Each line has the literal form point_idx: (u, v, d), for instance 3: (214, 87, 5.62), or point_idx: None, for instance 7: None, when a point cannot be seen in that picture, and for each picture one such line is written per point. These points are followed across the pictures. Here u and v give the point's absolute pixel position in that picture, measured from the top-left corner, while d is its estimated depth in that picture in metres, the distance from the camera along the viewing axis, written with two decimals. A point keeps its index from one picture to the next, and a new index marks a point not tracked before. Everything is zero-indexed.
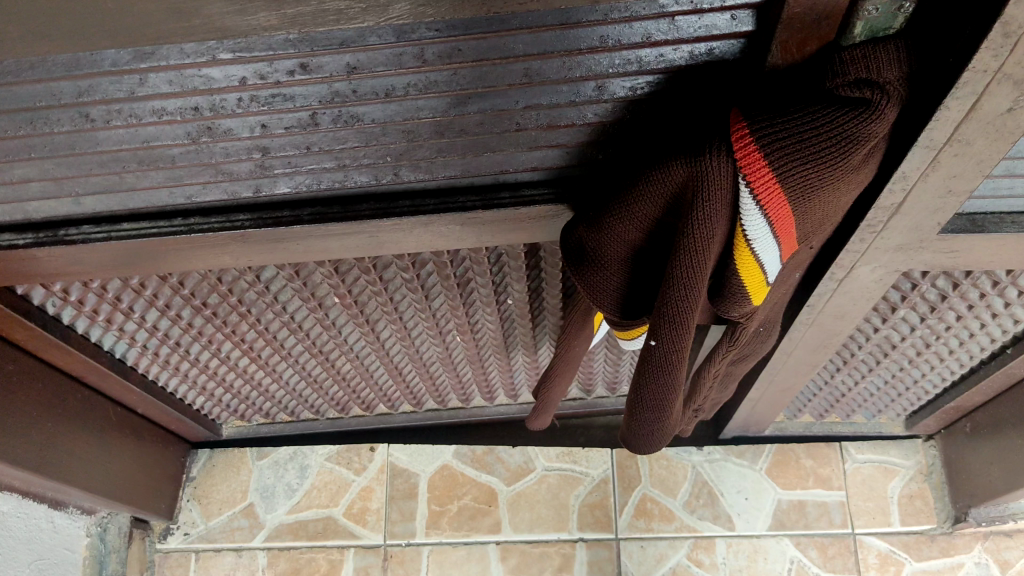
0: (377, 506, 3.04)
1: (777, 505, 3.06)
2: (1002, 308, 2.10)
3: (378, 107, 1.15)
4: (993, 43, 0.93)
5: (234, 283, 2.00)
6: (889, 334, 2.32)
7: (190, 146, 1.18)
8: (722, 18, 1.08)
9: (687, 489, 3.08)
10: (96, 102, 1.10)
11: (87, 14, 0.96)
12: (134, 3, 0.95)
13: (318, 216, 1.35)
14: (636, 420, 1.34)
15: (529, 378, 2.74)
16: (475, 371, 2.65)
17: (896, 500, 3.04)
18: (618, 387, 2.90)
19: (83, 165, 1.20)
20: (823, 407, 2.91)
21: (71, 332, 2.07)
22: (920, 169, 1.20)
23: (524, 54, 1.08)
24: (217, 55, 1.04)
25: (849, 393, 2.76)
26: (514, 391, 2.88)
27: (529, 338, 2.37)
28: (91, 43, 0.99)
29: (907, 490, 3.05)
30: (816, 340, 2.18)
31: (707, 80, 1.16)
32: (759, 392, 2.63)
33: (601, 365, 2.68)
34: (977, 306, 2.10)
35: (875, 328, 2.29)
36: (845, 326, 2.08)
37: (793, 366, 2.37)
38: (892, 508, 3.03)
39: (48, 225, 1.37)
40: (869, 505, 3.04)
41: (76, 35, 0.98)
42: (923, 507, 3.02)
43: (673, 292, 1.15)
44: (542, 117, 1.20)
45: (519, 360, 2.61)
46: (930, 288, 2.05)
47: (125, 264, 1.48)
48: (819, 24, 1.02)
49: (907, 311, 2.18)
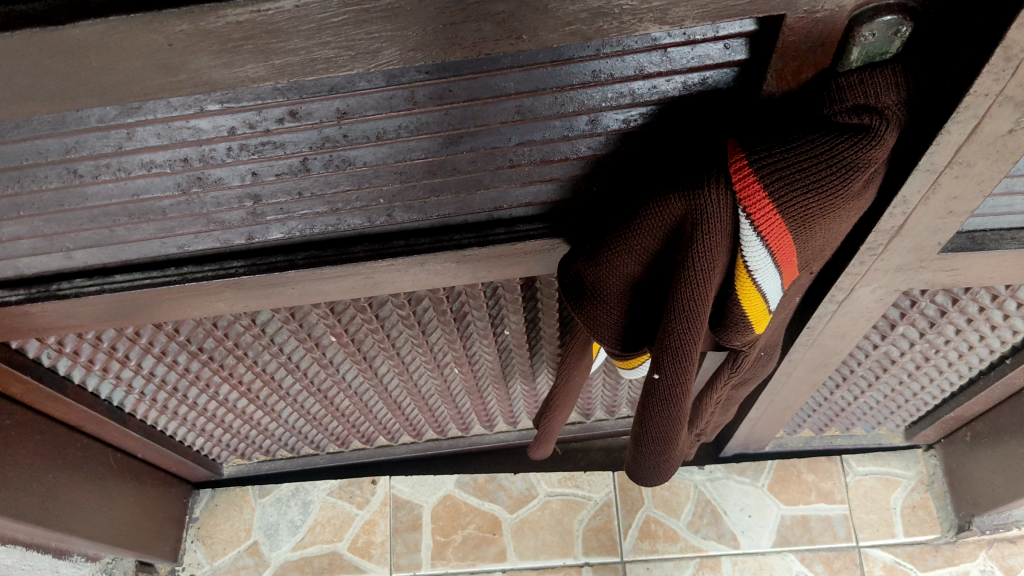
0: (381, 538, 3.00)
1: (780, 522, 3.02)
2: (1002, 320, 2.08)
3: (369, 149, 1.13)
4: (994, 67, 0.92)
5: (229, 328, 1.98)
6: (888, 349, 2.30)
7: (181, 197, 1.16)
8: (715, 48, 1.06)
9: (690, 509, 3.04)
10: (85, 157, 1.08)
11: (71, 74, 0.79)
12: (118, 62, 0.78)
13: (313, 259, 1.34)
14: (642, 451, 1.32)
15: (529, 406, 2.71)
16: (474, 401, 2.62)
17: (899, 511, 3.01)
18: (618, 410, 2.87)
19: (73, 220, 1.18)
20: (822, 422, 2.88)
21: (67, 382, 2.04)
22: (920, 193, 1.18)
23: (516, 92, 1.06)
24: (205, 106, 1.02)
25: (849, 408, 2.74)
26: (514, 419, 2.85)
27: (527, 368, 2.35)
28: (74, 102, 0.83)
29: (909, 500, 3.02)
30: (816, 360, 2.16)
31: (702, 110, 1.14)
32: (760, 410, 2.61)
33: (600, 390, 2.66)
34: (977, 319, 2.08)
35: (874, 345, 2.27)
36: (845, 345, 2.06)
37: (793, 385, 2.35)
38: (896, 519, 2.99)
39: (40, 280, 1.35)
40: (872, 517, 3.01)
41: (55, 93, 0.81)
42: (926, 517, 2.98)
43: (676, 325, 1.14)
44: (535, 153, 1.19)
45: (517, 388, 2.58)
46: (929, 304, 2.03)
47: (117, 317, 1.46)
48: (814, 51, 0.99)
49: (906, 328, 2.16)
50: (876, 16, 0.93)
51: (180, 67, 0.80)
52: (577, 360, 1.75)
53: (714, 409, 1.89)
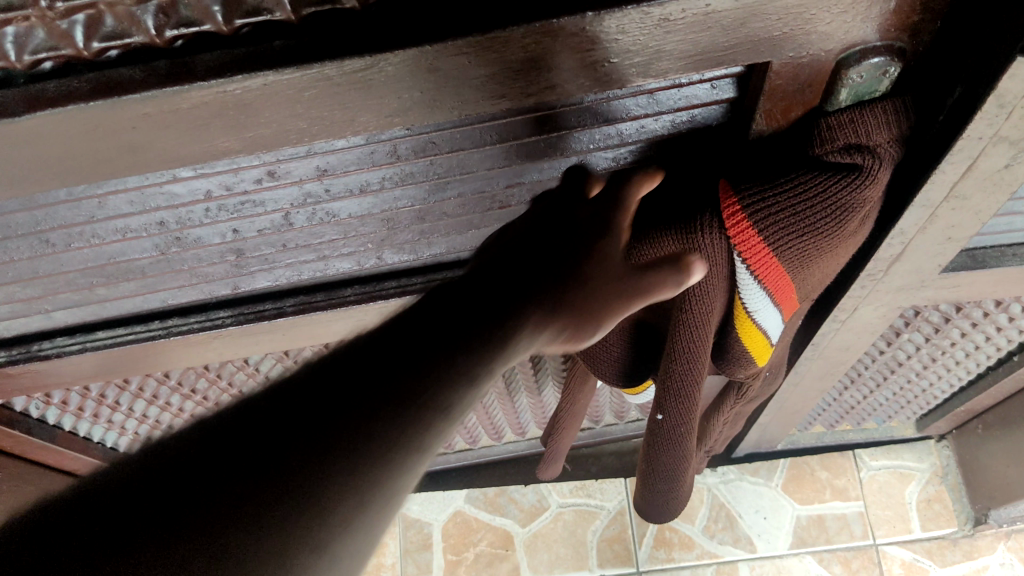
0: (391, 560, 3.06)
1: (796, 522, 2.99)
2: (1008, 322, 2.04)
3: (352, 202, 1.10)
4: (988, 113, 0.92)
5: (221, 369, 1.94)
6: (895, 354, 2.28)
7: (160, 257, 1.14)
8: (702, 88, 1.02)
9: (704, 514, 3.02)
10: (55, 228, 1.05)
11: (27, 158, 0.77)
12: (79, 144, 0.76)
13: (302, 305, 1.31)
14: (653, 484, 1.39)
15: (535, 417, 2.68)
16: (478, 415, 2.60)
17: (915, 506, 2.96)
18: (627, 414, 2.85)
19: (49, 285, 1.16)
20: (835, 417, 2.85)
21: (58, 431, 1.98)
22: (918, 225, 1.20)
23: (501, 141, 1.03)
24: (178, 174, 1.00)
25: (858, 405, 2.71)
26: (520, 429, 2.83)
27: (531, 384, 2.32)
28: (37, 183, 0.81)
29: (924, 494, 2.97)
30: (823, 371, 2.13)
31: (693, 146, 1.10)
32: (768, 417, 2.58)
33: (606, 399, 2.65)
34: (982, 322, 2.05)
35: (880, 350, 2.26)
36: (852, 355, 2.03)
37: (801, 394, 2.33)
38: (912, 515, 2.94)
39: (21, 340, 1.33)
40: (887, 513, 2.96)
41: (15, 178, 0.79)
42: (942, 511, 2.94)
43: (678, 372, 1.17)
44: (526, 193, 1.15)
45: (524, 402, 2.56)
46: (933, 312, 2.01)
47: (107, 371, 1.43)
48: (803, 91, 0.95)
49: (912, 333, 2.14)
50: (862, 60, 0.88)
51: (146, 147, 0.79)
52: (580, 387, 1.71)
53: (723, 426, 1.88)
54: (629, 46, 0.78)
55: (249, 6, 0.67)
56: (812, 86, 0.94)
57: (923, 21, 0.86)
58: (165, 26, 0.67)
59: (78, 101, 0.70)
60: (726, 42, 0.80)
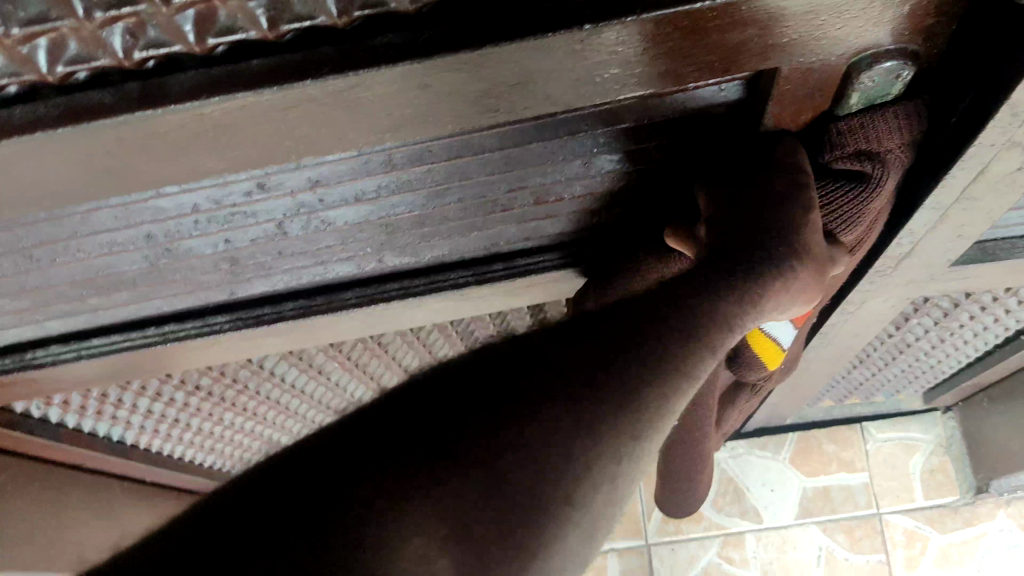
0: None
1: (802, 494, 2.97)
2: (1017, 306, 2.00)
3: (349, 209, 1.07)
4: (999, 121, 0.90)
5: (228, 368, 1.94)
6: (904, 336, 2.25)
7: (151, 269, 1.12)
8: (710, 90, 0.93)
9: (714, 489, 3.01)
10: (39, 244, 1.03)
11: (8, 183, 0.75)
12: (57, 166, 0.73)
13: (302, 310, 1.27)
14: (667, 489, 1.40)
15: None
16: None
17: (918, 475, 2.93)
18: None
19: (40, 298, 1.15)
20: (843, 393, 2.81)
21: (61, 429, 1.90)
22: (927, 226, 1.18)
23: (499, 147, 0.99)
24: (162, 190, 0.97)
25: (866, 383, 2.69)
26: None
27: None
28: (16, 206, 0.79)
29: (928, 464, 2.94)
30: (832, 356, 2.10)
31: (707, 145, 1.02)
32: (777, 399, 2.57)
33: None
34: (991, 306, 2.01)
35: (889, 334, 2.23)
36: (861, 341, 2.00)
37: (810, 377, 2.31)
38: (915, 484, 2.92)
39: (14, 349, 1.31)
40: (892, 484, 2.93)
41: None
42: (945, 480, 2.91)
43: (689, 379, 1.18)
44: (529, 197, 1.11)
45: None
46: (941, 300, 1.98)
47: (109, 376, 1.40)
48: (814, 96, 0.90)
49: (921, 317, 2.10)
50: (874, 65, 0.84)
51: (129, 169, 0.76)
52: None
53: (736, 415, 1.85)
54: (631, 57, 0.75)
55: (223, 25, 0.64)
56: (819, 95, 0.90)
57: (938, 24, 0.82)
58: (133, 49, 0.65)
59: (46, 127, 0.68)
60: (725, 51, 0.77)
